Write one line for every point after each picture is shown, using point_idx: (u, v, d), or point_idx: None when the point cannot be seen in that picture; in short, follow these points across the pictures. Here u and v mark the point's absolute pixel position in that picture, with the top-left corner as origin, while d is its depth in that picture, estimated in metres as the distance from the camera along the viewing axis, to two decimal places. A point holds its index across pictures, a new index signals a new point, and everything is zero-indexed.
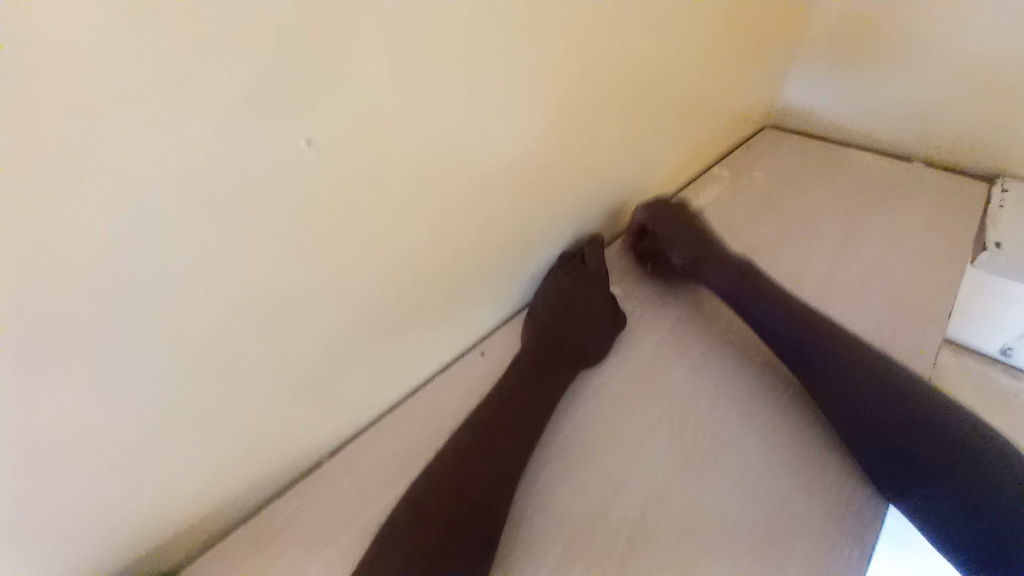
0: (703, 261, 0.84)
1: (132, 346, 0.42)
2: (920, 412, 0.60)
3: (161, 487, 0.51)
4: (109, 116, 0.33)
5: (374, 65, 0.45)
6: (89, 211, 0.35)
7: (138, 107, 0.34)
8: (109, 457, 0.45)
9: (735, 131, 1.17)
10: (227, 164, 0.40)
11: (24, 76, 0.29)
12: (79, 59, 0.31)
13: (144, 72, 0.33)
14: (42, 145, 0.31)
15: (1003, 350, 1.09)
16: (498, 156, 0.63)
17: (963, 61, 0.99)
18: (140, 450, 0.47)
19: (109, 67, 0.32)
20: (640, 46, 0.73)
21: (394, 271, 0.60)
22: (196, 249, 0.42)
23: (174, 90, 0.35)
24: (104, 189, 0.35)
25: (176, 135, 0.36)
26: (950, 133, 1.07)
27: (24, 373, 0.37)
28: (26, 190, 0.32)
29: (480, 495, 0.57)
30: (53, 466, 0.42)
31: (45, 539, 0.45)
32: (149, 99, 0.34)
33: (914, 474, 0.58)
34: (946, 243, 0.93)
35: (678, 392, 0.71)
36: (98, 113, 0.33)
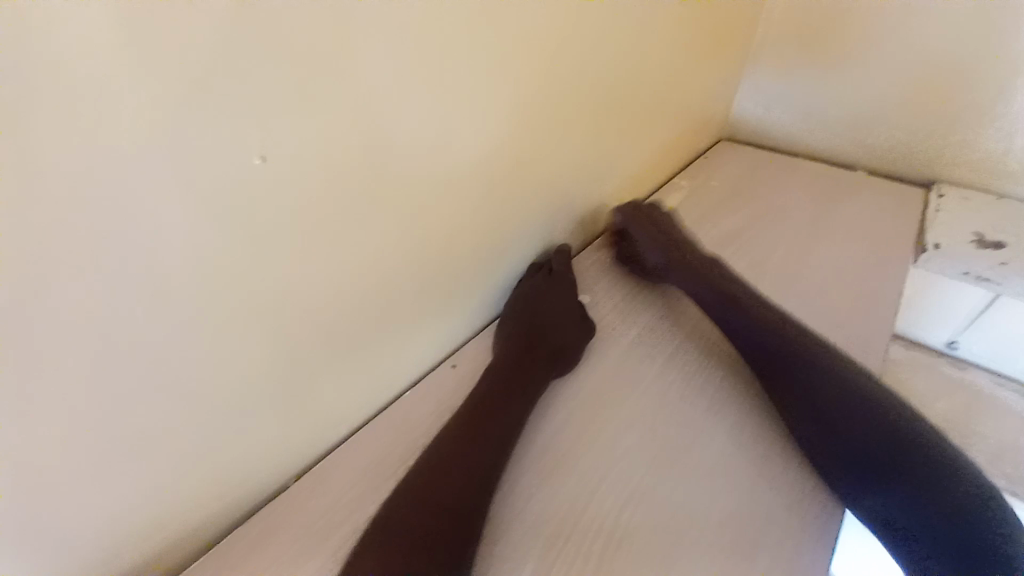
0: (669, 264, 0.86)
1: (73, 362, 0.40)
2: (871, 406, 0.64)
3: (104, 518, 0.48)
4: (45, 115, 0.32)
5: (335, 73, 0.46)
6: (20, 216, 0.33)
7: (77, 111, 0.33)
8: (44, 483, 0.42)
9: (694, 142, 1.23)
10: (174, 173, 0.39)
11: None
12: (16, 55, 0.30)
13: (83, 67, 0.33)
14: None
15: (950, 344, 1.15)
16: (464, 164, 0.64)
17: (894, 74, 1.07)
18: (83, 476, 0.44)
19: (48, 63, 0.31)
20: (599, 60, 0.76)
21: (361, 280, 0.59)
22: (144, 259, 0.40)
23: (113, 86, 0.34)
24: (47, 190, 0.34)
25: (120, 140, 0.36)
26: (888, 142, 1.15)
27: None
28: None
29: (452, 504, 0.57)
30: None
31: None
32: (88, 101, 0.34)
33: (872, 469, 0.60)
34: (892, 244, 0.99)
35: (647, 393, 0.72)
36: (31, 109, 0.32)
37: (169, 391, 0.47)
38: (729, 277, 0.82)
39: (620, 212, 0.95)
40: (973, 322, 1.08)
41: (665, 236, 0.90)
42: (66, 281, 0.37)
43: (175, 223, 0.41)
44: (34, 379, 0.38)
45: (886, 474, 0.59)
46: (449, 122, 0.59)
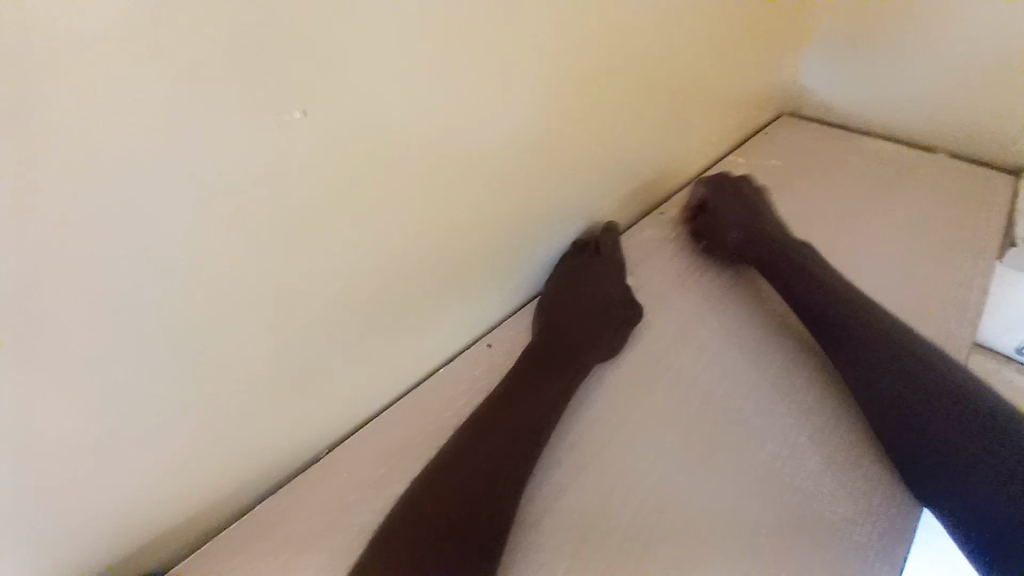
0: (754, 241, 0.80)
1: (102, 327, 0.39)
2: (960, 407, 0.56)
3: (138, 484, 0.48)
4: (61, 61, 0.30)
5: (370, 20, 0.41)
6: (43, 174, 0.32)
7: (101, 60, 0.31)
8: (77, 449, 0.42)
9: (752, 116, 1.12)
10: (207, 132, 0.37)
11: None
12: None
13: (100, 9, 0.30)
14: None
15: (1021, 349, 1.05)
16: (508, 133, 0.59)
17: (990, 45, 0.94)
18: (117, 443, 0.44)
19: (57, 0, 0.28)
20: (658, 18, 0.69)
21: (395, 253, 0.56)
22: (172, 223, 0.38)
23: (128, 28, 0.31)
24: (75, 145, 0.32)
25: (149, 92, 0.33)
26: (973, 123, 1.03)
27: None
28: None
29: (483, 489, 0.54)
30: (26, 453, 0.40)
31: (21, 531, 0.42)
32: (112, 48, 0.31)
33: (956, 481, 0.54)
34: (973, 238, 0.89)
35: (695, 385, 0.67)
36: (47, 54, 0.29)
37: (198, 361, 0.46)
38: (820, 260, 0.74)
39: (701, 184, 0.89)
40: None
41: (749, 214, 0.84)
42: (93, 243, 0.35)
43: (206, 184, 0.38)
44: (64, 343, 0.37)
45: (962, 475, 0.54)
46: (493, 85, 0.54)
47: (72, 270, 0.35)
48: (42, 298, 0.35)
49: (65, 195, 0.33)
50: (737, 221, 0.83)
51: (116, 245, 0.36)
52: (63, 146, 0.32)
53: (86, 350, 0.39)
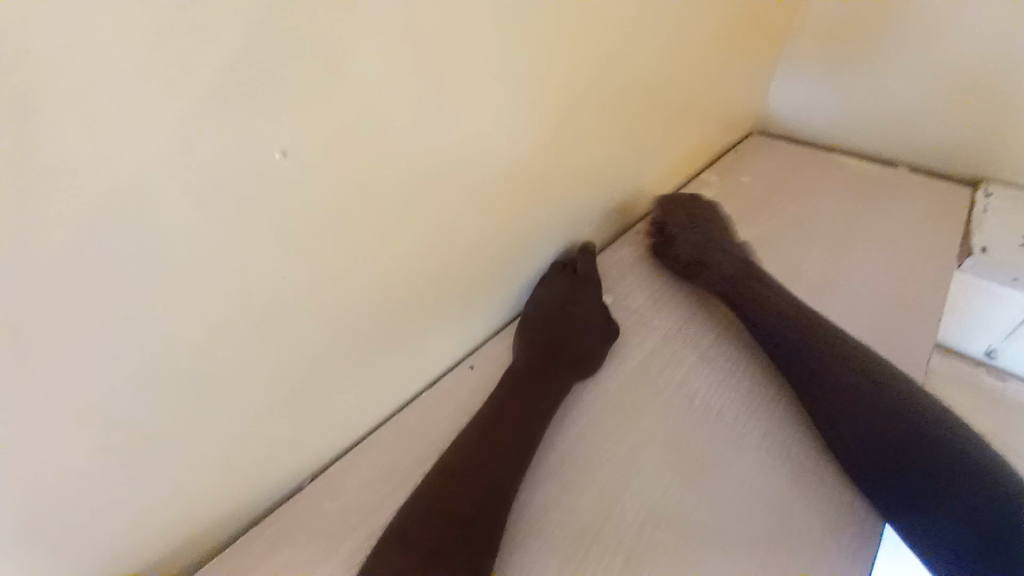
0: (704, 265, 0.82)
1: (82, 367, 0.39)
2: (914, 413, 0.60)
3: (121, 518, 0.48)
4: (56, 114, 0.31)
5: (354, 64, 0.43)
6: (36, 219, 0.33)
7: (85, 114, 0.32)
8: (58, 486, 0.42)
9: (725, 134, 1.17)
10: (189, 176, 0.38)
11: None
12: (22, 49, 0.28)
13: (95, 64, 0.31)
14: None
15: (988, 353, 1.09)
16: (488, 163, 0.62)
17: (945, 66, 1.00)
18: (98, 479, 0.45)
19: (55, 57, 0.29)
20: (633, 50, 0.73)
21: (378, 281, 0.58)
22: (158, 263, 0.39)
23: (122, 80, 0.32)
24: (71, 192, 0.33)
25: (131, 139, 0.34)
26: (931, 139, 1.09)
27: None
28: None
29: (470, 512, 0.55)
30: (13, 489, 0.40)
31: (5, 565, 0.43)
32: (96, 101, 0.32)
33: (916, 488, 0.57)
34: (935, 249, 0.94)
35: (673, 401, 0.70)
36: (43, 108, 0.30)
37: (186, 394, 0.47)
38: (765, 278, 0.78)
39: (658, 205, 0.89)
40: (1016, 331, 1.02)
41: (707, 235, 0.84)
42: (75, 286, 0.36)
43: (195, 222, 0.40)
44: (41, 384, 0.38)
45: (927, 483, 0.57)
46: (473, 120, 0.57)
47: (51, 312, 0.36)
48: (20, 341, 0.35)
49: (46, 241, 0.34)
50: (690, 247, 0.84)
51: (98, 286, 0.37)
52: (43, 194, 0.32)
53: (66, 390, 0.39)
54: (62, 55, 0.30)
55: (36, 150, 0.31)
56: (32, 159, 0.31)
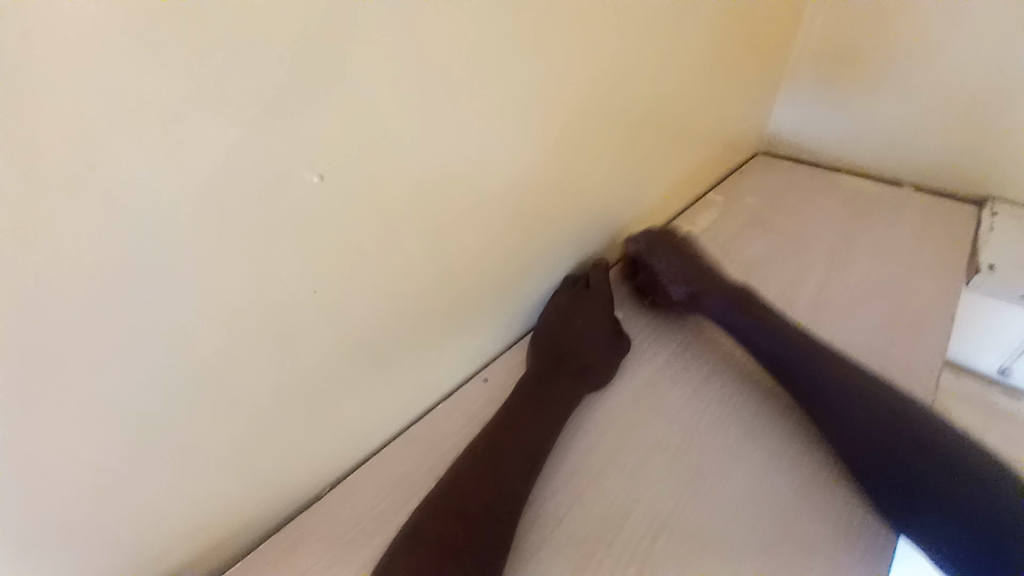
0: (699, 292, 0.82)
1: (119, 368, 0.42)
2: (919, 419, 0.62)
3: (144, 519, 0.50)
4: (116, 135, 0.35)
5: (380, 91, 0.48)
6: (91, 227, 0.36)
7: (142, 135, 0.36)
8: (95, 481, 0.45)
9: (728, 155, 1.20)
10: (228, 193, 0.42)
11: (54, 98, 0.32)
12: (90, 79, 0.32)
13: (151, 92, 0.35)
14: (62, 163, 0.33)
15: (1001, 371, 1.09)
16: (500, 179, 0.65)
17: (941, 88, 1.04)
18: (128, 478, 0.47)
19: (119, 88, 0.34)
20: (637, 75, 0.77)
21: (396, 293, 0.61)
22: (196, 269, 0.43)
23: (172, 106, 0.36)
24: (127, 203, 0.37)
25: (181, 158, 0.38)
26: (934, 158, 1.11)
27: (32, 387, 0.38)
28: (40, 199, 0.33)
29: (480, 515, 0.56)
30: (55, 481, 0.43)
31: (44, 558, 0.45)
32: (152, 124, 0.36)
33: (921, 494, 0.58)
34: (943, 265, 0.95)
35: (681, 415, 0.71)
36: (104, 130, 0.34)
37: (215, 395, 0.50)
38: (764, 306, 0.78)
39: (634, 240, 0.87)
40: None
41: (690, 263, 0.86)
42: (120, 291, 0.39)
43: (230, 233, 0.43)
44: (82, 383, 0.41)
45: (929, 490, 0.58)
46: (484, 140, 0.60)
47: (94, 314, 0.39)
48: (65, 340, 0.38)
49: (94, 249, 0.37)
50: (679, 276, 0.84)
51: (137, 292, 0.40)
52: (98, 206, 0.36)
53: (106, 389, 0.42)
54: (126, 84, 0.34)
55: (95, 165, 0.35)
56: (92, 173, 0.35)
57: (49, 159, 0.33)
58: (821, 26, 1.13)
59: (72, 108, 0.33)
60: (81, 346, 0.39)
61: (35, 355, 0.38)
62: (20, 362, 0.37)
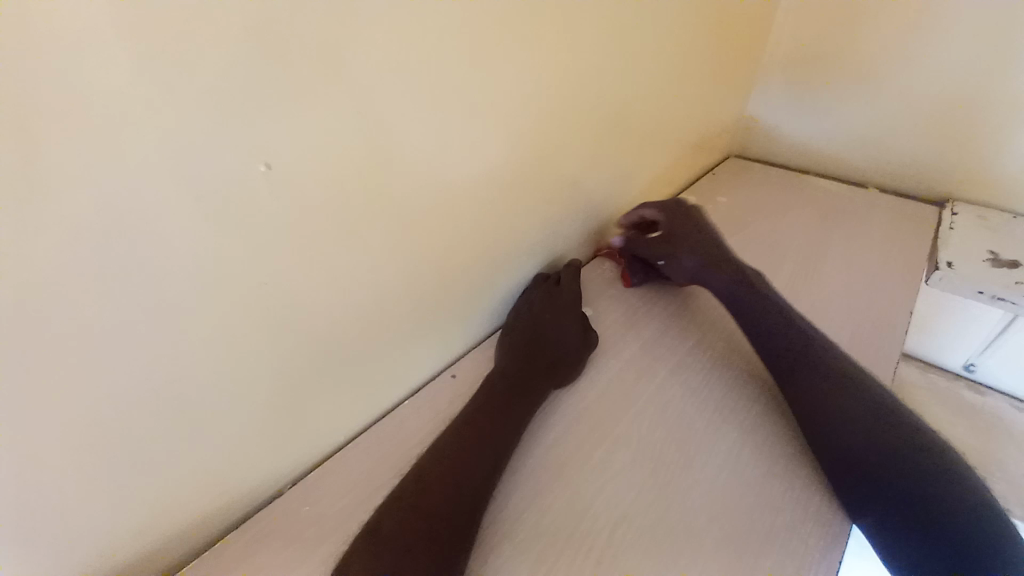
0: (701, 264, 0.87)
1: (44, 369, 0.39)
2: (874, 410, 0.64)
3: (80, 529, 0.47)
4: (53, 122, 0.33)
5: (341, 82, 0.47)
6: (27, 219, 0.34)
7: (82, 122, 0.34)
8: (34, 487, 0.43)
9: (702, 156, 1.23)
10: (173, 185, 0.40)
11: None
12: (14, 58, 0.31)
13: (92, 76, 0.34)
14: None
15: (967, 366, 1.11)
16: (468, 174, 0.65)
17: (908, 91, 1.07)
18: (73, 484, 0.45)
19: (55, 71, 0.32)
20: (610, 76, 0.79)
21: (359, 287, 0.60)
22: (145, 266, 0.41)
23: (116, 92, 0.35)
24: (64, 196, 0.35)
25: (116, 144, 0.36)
26: (898, 160, 1.15)
27: None
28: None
29: (443, 509, 0.56)
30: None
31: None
32: (80, 111, 0.34)
33: (875, 480, 0.59)
34: (907, 263, 0.97)
35: (648, 408, 0.72)
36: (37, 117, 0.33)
37: (170, 397, 0.48)
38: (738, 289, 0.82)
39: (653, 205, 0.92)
40: (991, 344, 1.05)
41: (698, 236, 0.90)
42: (46, 286, 0.37)
43: (178, 228, 0.42)
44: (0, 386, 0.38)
45: (891, 473, 0.59)
46: (453, 135, 0.61)
47: (3, 319, 0.36)
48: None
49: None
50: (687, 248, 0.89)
51: (69, 292, 0.38)
52: (8, 194, 0.33)
53: (48, 391, 0.40)
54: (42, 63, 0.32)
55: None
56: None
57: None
58: (792, 32, 1.17)
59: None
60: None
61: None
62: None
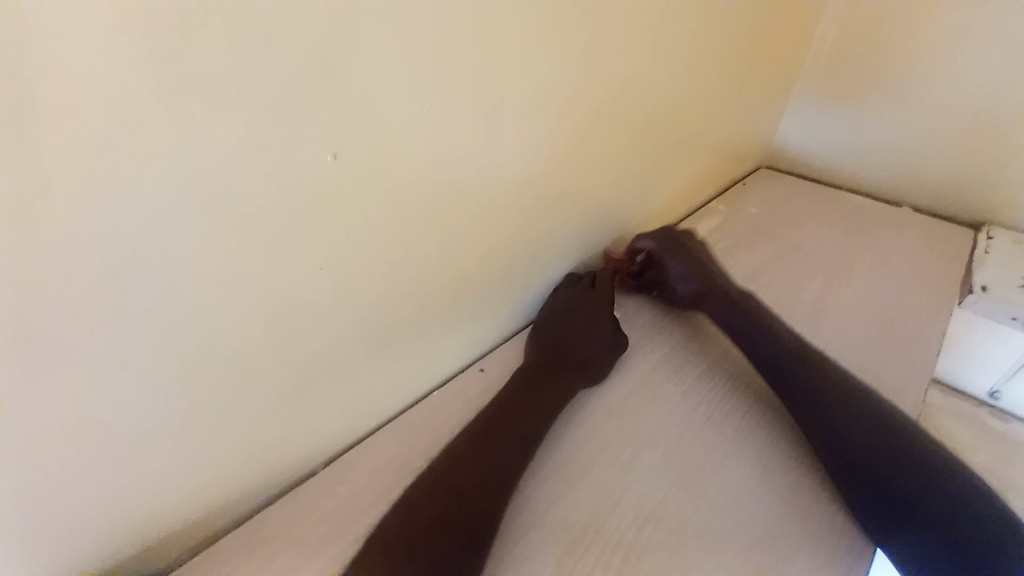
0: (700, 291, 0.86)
1: (114, 334, 0.41)
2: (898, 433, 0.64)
3: (131, 495, 0.50)
4: (145, 105, 0.35)
5: (402, 76, 0.49)
6: (112, 195, 0.37)
7: (171, 105, 0.37)
8: (95, 449, 0.45)
9: (734, 167, 1.22)
10: (243, 167, 0.42)
11: (88, 62, 0.32)
12: (116, 41, 0.33)
13: (184, 61, 0.36)
14: (80, 125, 0.33)
15: (991, 394, 1.10)
16: (513, 172, 0.66)
17: (950, 111, 1.06)
18: (128, 450, 0.47)
19: (152, 60, 0.35)
20: (652, 83, 0.79)
21: (403, 278, 0.62)
22: (213, 244, 0.43)
23: (202, 78, 0.37)
24: (147, 174, 0.38)
25: (203, 128, 0.39)
26: (935, 180, 1.13)
27: (38, 353, 0.38)
28: (67, 165, 0.34)
29: (472, 496, 0.58)
30: (51, 449, 0.42)
31: (37, 529, 0.45)
32: (169, 94, 0.36)
33: (902, 503, 0.59)
34: (939, 284, 0.97)
35: (673, 412, 0.73)
36: (132, 99, 0.35)
37: (226, 370, 0.51)
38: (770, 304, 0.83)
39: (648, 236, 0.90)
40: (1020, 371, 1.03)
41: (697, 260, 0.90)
42: (133, 257, 0.40)
43: (244, 211, 0.44)
44: (83, 347, 0.40)
45: (908, 495, 0.59)
46: (502, 133, 0.62)
47: (84, 286, 0.38)
48: (64, 302, 0.38)
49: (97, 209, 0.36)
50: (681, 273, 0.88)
51: (142, 264, 0.40)
52: (110, 168, 0.36)
53: (115, 357, 0.42)
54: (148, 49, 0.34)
55: (94, 129, 0.34)
56: (89, 136, 0.34)
57: (69, 122, 0.33)
58: (833, 45, 1.16)
59: (91, 71, 0.33)
60: (80, 309, 0.39)
61: (23, 316, 0.36)
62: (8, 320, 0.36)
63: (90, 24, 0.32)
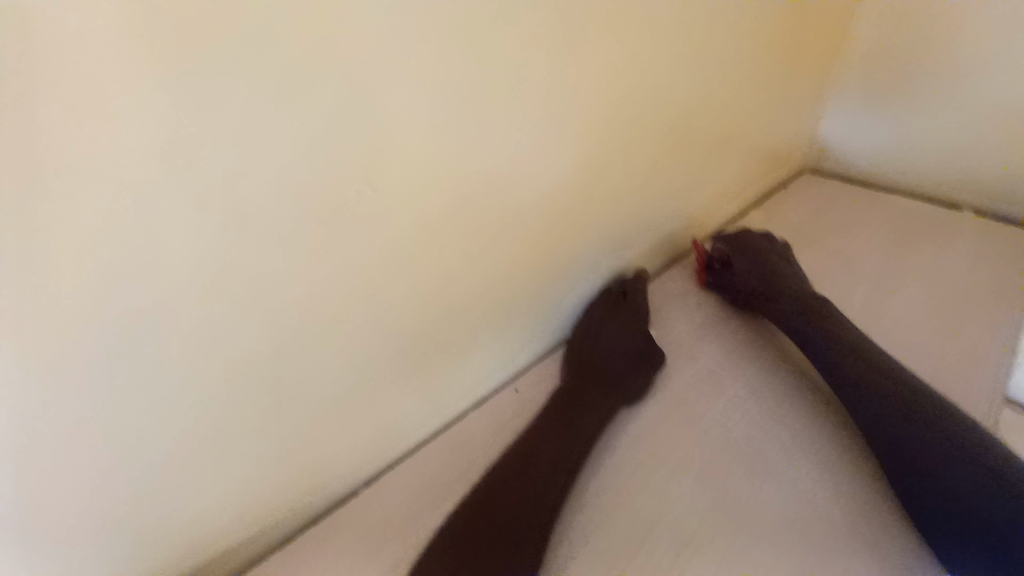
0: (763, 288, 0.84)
1: (156, 366, 0.44)
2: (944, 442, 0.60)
3: (176, 518, 0.52)
4: (175, 154, 0.38)
5: (422, 103, 0.50)
6: (150, 238, 0.39)
7: (200, 150, 0.39)
8: (145, 474, 0.48)
9: (773, 171, 1.17)
10: (270, 204, 0.44)
11: (122, 120, 0.35)
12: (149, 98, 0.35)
13: (213, 110, 0.38)
14: (120, 177, 0.36)
15: None
16: (538, 189, 0.66)
17: (1006, 105, 0.97)
18: (172, 473, 0.50)
19: (182, 111, 0.37)
20: (681, 86, 0.77)
21: (433, 299, 0.63)
22: (245, 277, 0.46)
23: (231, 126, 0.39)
24: (178, 220, 0.40)
25: (217, 170, 0.40)
26: (997, 181, 1.04)
27: (87, 386, 0.41)
28: (112, 216, 0.37)
29: (507, 520, 0.59)
30: (103, 475, 0.45)
31: (94, 547, 0.48)
32: (199, 142, 0.38)
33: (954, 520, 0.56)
34: (1000, 293, 0.90)
35: (711, 434, 0.70)
36: (164, 149, 0.37)
37: (265, 395, 0.53)
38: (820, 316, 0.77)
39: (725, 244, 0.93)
40: None
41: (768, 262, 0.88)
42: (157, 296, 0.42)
43: (274, 242, 0.46)
44: (112, 382, 0.42)
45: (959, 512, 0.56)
46: (522, 153, 0.62)
47: (129, 325, 0.41)
48: (93, 342, 0.40)
49: (116, 258, 0.38)
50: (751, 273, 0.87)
51: (179, 300, 0.43)
52: (130, 216, 0.38)
53: (156, 387, 0.45)
54: (168, 102, 0.36)
55: (133, 180, 0.37)
56: (131, 188, 0.37)
57: (90, 177, 0.35)
58: (874, 39, 1.09)
59: (129, 127, 0.35)
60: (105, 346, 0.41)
61: (73, 354, 0.39)
62: (40, 361, 0.38)
63: (128, 88, 0.34)
